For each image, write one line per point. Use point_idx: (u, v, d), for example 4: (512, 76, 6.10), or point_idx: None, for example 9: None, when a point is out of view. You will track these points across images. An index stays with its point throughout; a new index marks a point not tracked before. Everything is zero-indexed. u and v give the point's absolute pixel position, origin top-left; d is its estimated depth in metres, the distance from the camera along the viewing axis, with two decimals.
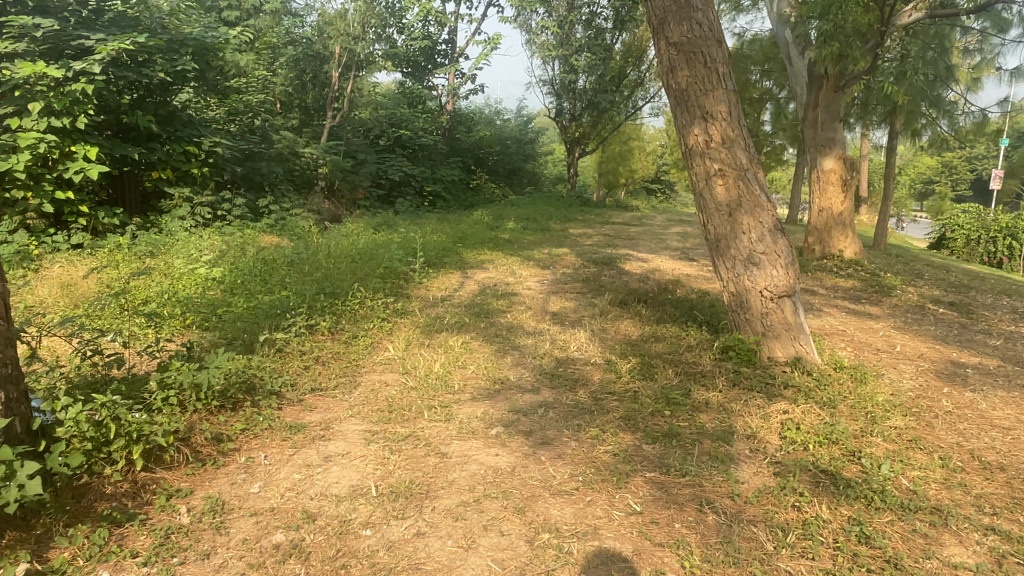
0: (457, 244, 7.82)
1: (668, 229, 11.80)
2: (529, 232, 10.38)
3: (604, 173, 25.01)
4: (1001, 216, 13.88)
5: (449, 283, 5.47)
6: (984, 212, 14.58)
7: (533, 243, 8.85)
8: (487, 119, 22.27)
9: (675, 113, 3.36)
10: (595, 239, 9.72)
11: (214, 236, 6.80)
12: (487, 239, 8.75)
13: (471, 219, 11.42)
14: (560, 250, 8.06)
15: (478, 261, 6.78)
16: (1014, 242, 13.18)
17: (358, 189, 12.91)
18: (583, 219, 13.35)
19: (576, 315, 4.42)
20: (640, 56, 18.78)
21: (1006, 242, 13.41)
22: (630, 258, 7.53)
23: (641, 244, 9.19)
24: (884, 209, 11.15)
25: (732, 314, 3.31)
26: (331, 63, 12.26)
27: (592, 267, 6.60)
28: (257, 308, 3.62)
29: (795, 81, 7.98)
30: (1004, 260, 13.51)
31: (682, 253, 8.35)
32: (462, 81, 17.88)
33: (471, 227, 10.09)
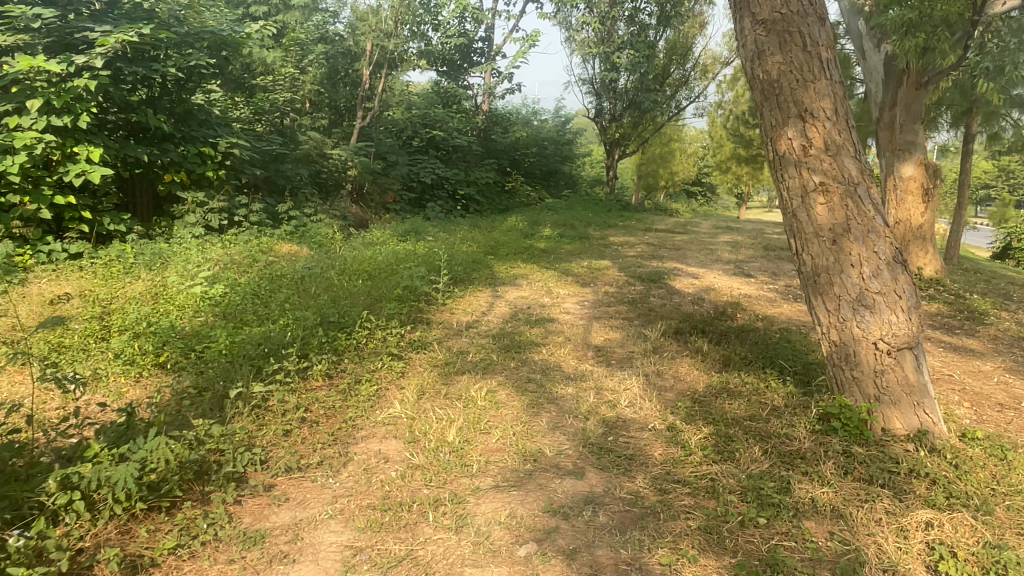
0: (488, 255, 7.19)
1: (715, 237, 11.01)
2: (566, 240, 9.71)
3: (644, 175, 24.21)
4: None
5: (477, 304, 4.85)
6: None
7: (572, 254, 8.20)
8: (525, 119, 21.66)
9: (762, 111, 2.64)
10: (639, 249, 9.02)
11: (225, 246, 6.31)
12: (520, 249, 8.13)
13: (505, 224, 10.81)
14: (601, 262, 7.39)
15: (510, 276, 6.14)
16: None
17: (388, 191, 12.42)
18: (625, 226, 12.62)
19: (624, 350, 3.73)
20: (686, 54, 17.89)
21: None
22: (680, 273, 6.80)
23: (689, 255, 8.45)
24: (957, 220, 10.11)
25: (832, 370, 2.59)
26: (362, 61, 11.92)
27: (637, 285, 5.91)
28: (240, 345, 3.03)
29: (870, 77, 6.99)
30: None
31: (736, 267, 7.59)
32: (499, 80, 17.26)
33: (504, 235, 9.47)
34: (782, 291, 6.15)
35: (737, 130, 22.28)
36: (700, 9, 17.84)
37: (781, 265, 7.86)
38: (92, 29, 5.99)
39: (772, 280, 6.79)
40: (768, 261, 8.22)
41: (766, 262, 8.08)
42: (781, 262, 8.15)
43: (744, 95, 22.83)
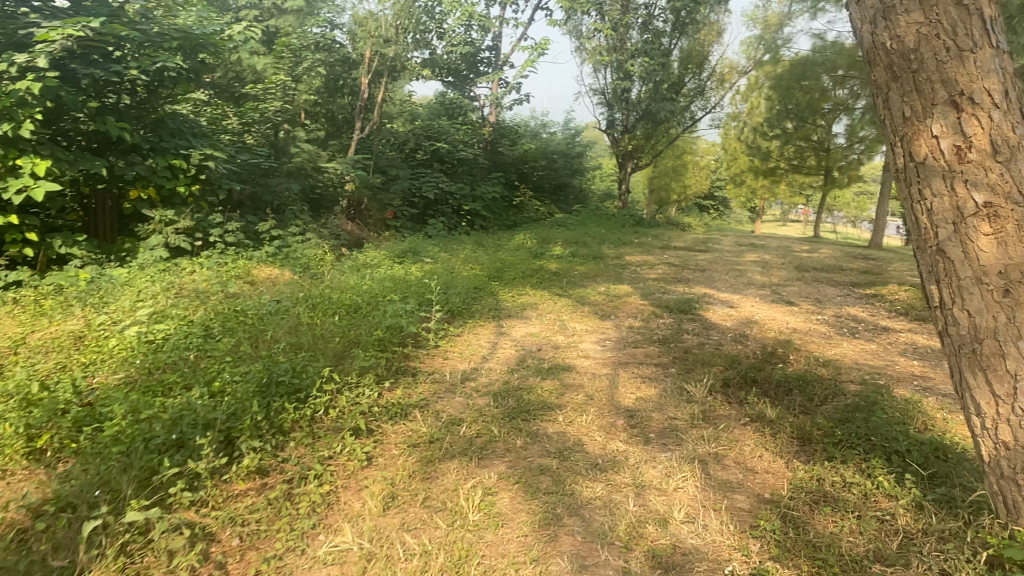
0: (492, 280, 6.37)
1: (740, 256, 10.19)
2: (580, 260, 8.91)
3: (656, 188, 23.43)
4: None
5: (478, 344, 4.02)
6: None
7: (587, 276, 7.39)
8: (533, 131, 21.01)
9: (891, 100, 1.98)
10: (660, 270, 8.20)
11: (190, 275, 5.52)
12: (529, 271, 7.33)
13: (513, 242, 10.04)
14: (621, 287, 6.58)
15: (517, 306, 5.31)
16: None
17: (388, 207, 11.69)
18: (640, 243, 11.81)
19: (666, 419, 2.85)
20: (701, 62, 17.15)
21: None
22: (710, 301, 5.97)
23: (716, 278, 7.62)
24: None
25: (997, 484, 1.88)
26: (361, 69, 11.34)
27: (665, 317, 5.08)
28: (137, 429, 2.21)
29: None
30: None
31: (771, 292, 6.76)
32: (506, 90, 16.55)
33: (511, 254, 8.69)
34: (833, 324, 5.31)
35: (753, 142, 21.46)
36: (716, 16, 17.10)
37: (822, 289, 7.01)
38: (39, 25, 5.30)
39: (817, 309, 5.96)
40: (805, 284, 7.37)
41: (803, 286, 7.24)
42: (819, 286, 7.30)
43: (759, 106, 22.04)
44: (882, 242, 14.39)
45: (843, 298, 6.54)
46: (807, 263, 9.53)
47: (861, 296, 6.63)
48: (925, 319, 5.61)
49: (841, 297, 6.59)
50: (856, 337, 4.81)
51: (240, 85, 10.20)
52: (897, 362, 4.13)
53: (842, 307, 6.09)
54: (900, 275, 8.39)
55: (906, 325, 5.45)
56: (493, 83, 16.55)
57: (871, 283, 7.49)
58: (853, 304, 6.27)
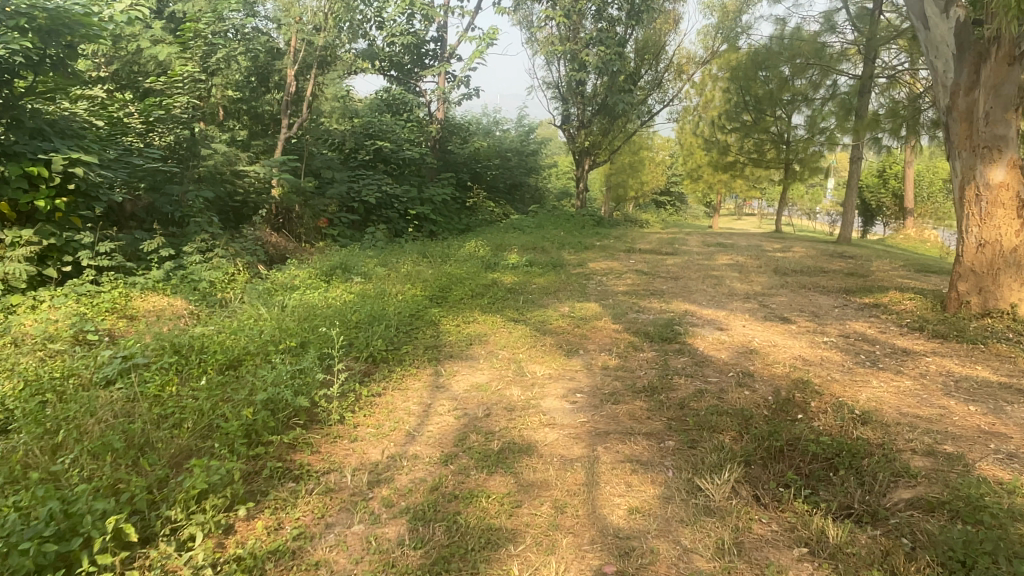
0: (433, 304, 5.27)
1: (711, 258, 9.35)
2: (538, 270, 7.91)
3: (614, 185, 22.63)
4: None
5: (403, 411, 2.93)
6: None
7: (549, 291, 6.38)
8: (486, 129, 20.04)
9: None
10: (629, 280, 7.24)
11: (40, 317, 4.33)
12: (479, 287, 6.26)
13: (464, 250, 8.98)
14: (587, 305, 5.58)
15: (460, 341, 4.23)
16: None
17: (322, 214, 10.49)
18: (603, 246, 10.89)
19: (679, 559, 1.85)
20: (658, 53, 16.40)
21: None
22: (693, 321, 5.04)
23: (692, 288, 6.69)
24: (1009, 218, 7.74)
25: None
26: (286, 60, 10.19)
27: (646, 350, 4.07)
28: None
29: (933, 54, 5.03)
30: None
31: (758, 304, 5.86)
32: (454, 84, 15.47)
33: (460, 266, 7.64)
34: (845, 348, 4.39)
35: (712, 137, 20.89)
36: (671, 5, 16.41)
37: (815, 298, 6.15)
38: None
39: (818, 326, 5.05)
40: (793, 293, 6.49)
41: (792, 295, 6.36)
42: (809, 294, 6.43)
43: (716, 99, 21.46)
44: (851, 237, 13.83)
45: (842, 310, 5.65)
46: (785, 265, 8.71)
47: (860, 306, 5.77)
48: (944, 336, 4.74)
49: (838, 309, 5.70)
50: (881, 369, 3.88)
51: (142, 78, 8.89)
52: (948, 408, 3.19)
53: (844, 324, 5.19)
54: (889, 277, 7.61)
55: (925, 346, 4.57)
56: (440, 76, 15.44)
57: (863, 288, 6.66)
58: (855, 319, 5.38)
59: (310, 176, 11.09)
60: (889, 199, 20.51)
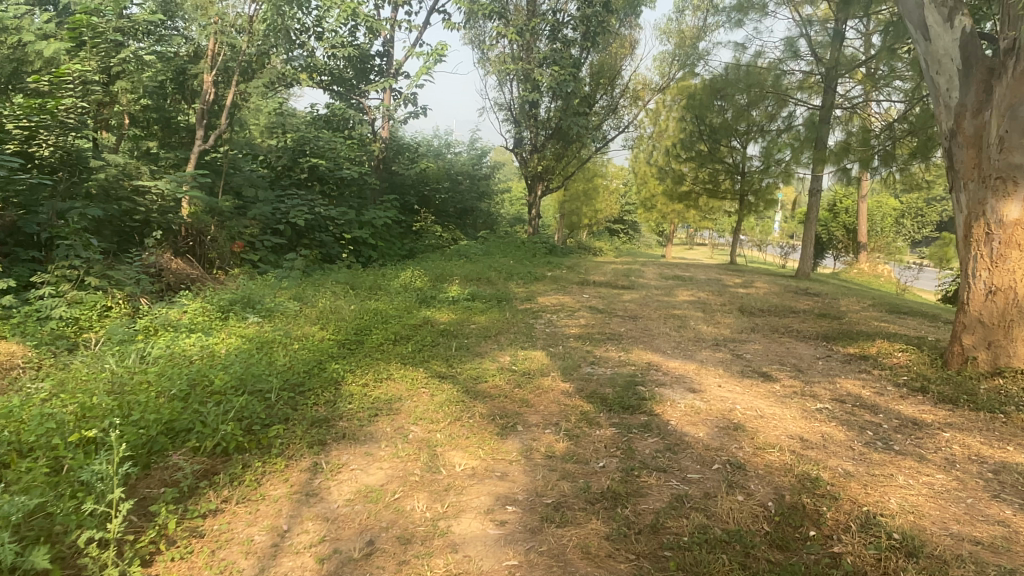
0: (340, 355, 4.28)
1: (670, 293, 8.59)
2: (480, 306, 6.97)
3: (567, 213, 21.97)
4: None
5: (233, 555, 1.92)
6: None
7: (489, 333, 5.44)
8: (435, 151, 19.20)
9: None
10: (582, 320, 6.33)
11: None
12: (404, 328, 5.27)
13: (398, 281, 7.99)
14: (531, 356, 4.64)
15: (359, 412, 3.23)
16: None
17: (240, 238, 9.32)
18: (554, 277, 10.06)
19: None
20: (613, 78, 15.90)
21: None
22: (658, 378, 4.16)
23: (654, 332, 5.81)
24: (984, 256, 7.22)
25: None
26: (203, 64, 9.17)
27: (602, 425, 3.13)
28: None
29: (934, 69, 4.36)
30: None
31: (730, 354, 5.04)
32: (399, 102, 14.57)
33: (389, 301, 6.64)
34: (845, 420, 3.55)
35: (666, 165, 20.53)
36: (628, 30, 15.94)
37: (793, 346, 5.38)
38: None
39: (806, 387, 4.21)
40: (767, 339, 5.68)
41: (766, 343, 5.54)
42: (784, 340, 5.64)
43: (670, 128, 21.15)
44: (809, 271, 13.37)
45: (827, 363, 4.87)
46: (750, 303, 8.00)
47: (845, 358, 5.01)
48: (954, 401, 3.97)
49: (822, 362, 4.90)
50: (900, 454, 3.03)
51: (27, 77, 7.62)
52: (1010, 523, 2.35)
53: (835, 383, 4.37)
54: (863, 320, 6.96)
55: (936, 415, 3.78)
56: (385, 91, 14.50)
57: (842, 334, 5.93)
58: (845, 376, 4.58)
59: (230, 194, 9.93)
60: (841, 232, 20.43)
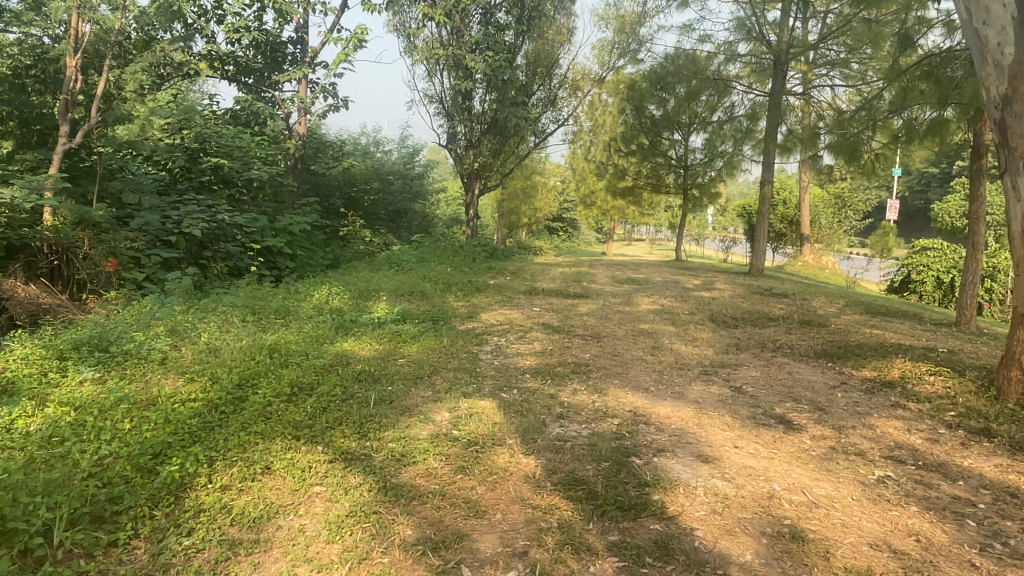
0: (198, 435, 2.97)
1: (629, 301, 7.56)
2: (411, 330, 5.72)
3: (506, 212, 20.85)
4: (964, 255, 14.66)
5: None
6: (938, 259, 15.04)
7: (420, 372, 4.21)
8: (362, 149, 17.83)
9: None
10: (536, 344, 5.17)
11: None
12: (307, 373, 3.97)
13: (312, 300, 6.66)
14: (477, 408, 3.45)
15: (195, 557, 1.97)
16: None
17: (120, 253, 7.69)
18: (497, 285, 8.93)
19: None
20: (551, 67, 14.85)
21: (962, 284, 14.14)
22: (651, 436, 3.05)
23: (626, 358, 4.70)
24: (973, 250, 6.57)
25: None
26: (63, 44, 7.53)
27: (597, 554, 1.98)
28: None
29: (979, 18, 3.40)
30: None
31: (729, 387, 3.98)
32: (316, 93, 13.09)
33: (295, 330, 5.32)
34: (926, 500, 2.52)
35: (606, 160, 19.72)
36: (564, 17, 14.94)
37: (797, 371, 4.38)
38: None
39: (845, 440, 3.17)
40: (763, 362, 4.65)
41: (765, 368, 4.51)
42: (783, 363, 4.63)
43: (608, 122, 20.43)
44: (763, 267, 12.73)
45: (847, 395, 3.88)
46: (720, 309, 7.07)
47: (866, 386, 4.04)
48: None
49: (843, 395, 3.89)
50: None
51: None
52: None
53: (874, 430, 3.35)
54: (851, 328, 6.11)
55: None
56: (300, 81, 13.02)
57: (843, 349, 5.01)
58: (879, 415, 3.57)
59: (108, 201, 8.31)
60: (784, 224, 20.11)
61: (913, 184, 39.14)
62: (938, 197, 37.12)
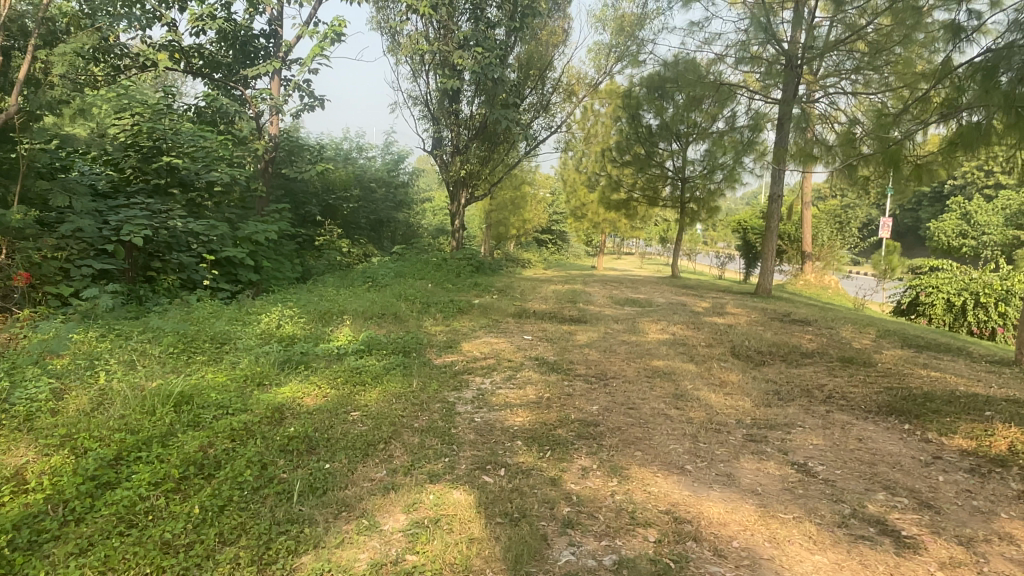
0: (9, 566, 1.91)
1: (634, 329, 6.54)
2: (374, 367, 4.64)
3: (493, 223, 19.81)
4: (976, 281, 13.19)
5: None
6: (945, 283, 13.71)
7: (376, 436, 3.13)
8: (343, 154, 16.81)
9: None
10: (527, 389, 4.10)
11: None
12: (217, 442, 2.90)
13: (259, 324, 5.56)
14: (446, 506, 2.38)
15: None
16: (1006, 306, 12.26)
17: (45, 266, 6.58)
18: (482, 305, 7.90)
19: None
20: (544, 69, 13.88)
21: (995, 308, 12.42)
22: (707, 565, 2.02)
23: (645, 413, 3.65)
24: None
25: None
26: None
27: None
28: None
29: None
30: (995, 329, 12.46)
31: (792, 465, 2.96)
32: (289, 91, 12.02)
33: (226, 371, 4.22)
34: None
35: (599, 170, 18.80)
36: (558, 19, 14.01)
37: (868, 438, 3.37)
38: None
39: (988, 569, 2.14)
40: (821, 424, 3.61)
41: (827, 433, 3.47)
42: (847, 426, 3.59)
43: (602, 132, 19.55)
44: (771, 287, 11.80)
45: (952, 481, 2.87)
46: (742, 341, 6.06)
47: (970, 465, 3.04)
48: None
49: (949, 482, 2.86)
50: None
51: None
52: None
53: (1017, 545, 2.33)
54: (903, 370, 5.13)
55: None
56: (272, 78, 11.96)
57: (912, 403, 4.01)
58: (1013, 517, 2.55)
59: (33, 203, 7.17)
60: (784, 241, 19.23)
61: (906, 202, 38.69)
62: (929, 215, 36.71)
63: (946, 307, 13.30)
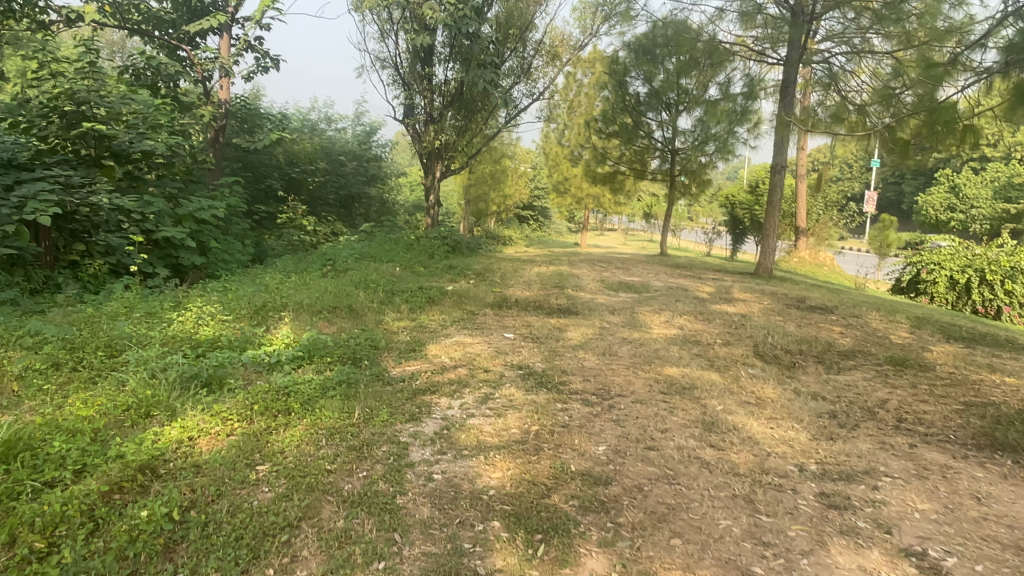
0: None
1: (636, 322, 5.53)
2: (309, 383, 3.56)
3: (473, 198, 18.63)
4: (980, 257, 12.04)
5: None
6: (947, 258, 12.76)
7: (278, 516, 2.08)
8: (309, 124, 15.51)
9: None
10: (509, 418, 3.06)
11: None
12: (19, 544, 1.82)
13: (171, 326, 4.42)
14: None
15: None
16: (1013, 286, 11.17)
17: None
18: (457, 292, 6.85)
19: None
20: (525, 29, 12.66)
21: (1000, 286, 11.33)
22: None
23: (673, 458, 2.63)
24: None
25: None
26: None
27: None
28: None
29: None
30: (999, 308, 11.42)
31: (907, 558, 1.98)
32: (239, 51, 10.71)
33: (101, 398, 3.11)
34: None
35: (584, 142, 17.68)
36: None
37: (989, 500, 2.40)
38: None
39: None
40: (912, 473, 2.63)
41: (928, 491, 2.48)
42: (949, 477, 2.62)
43: (587, 102, 18.41)
44: (773, 266, 10.89)
45: None
46: (766, 337, 5.09)
47: None
48: None
49: None
50: None
51: None
52: None
53: None
54: (969, 377, 4.19)
55: None
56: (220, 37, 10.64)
57: (1015, 433, 3.05)
58: None
59: None
60: None
61: (889, 177, 38.31)
62: (913, 189, 36.26)
63: (947, 287, 12.25)
